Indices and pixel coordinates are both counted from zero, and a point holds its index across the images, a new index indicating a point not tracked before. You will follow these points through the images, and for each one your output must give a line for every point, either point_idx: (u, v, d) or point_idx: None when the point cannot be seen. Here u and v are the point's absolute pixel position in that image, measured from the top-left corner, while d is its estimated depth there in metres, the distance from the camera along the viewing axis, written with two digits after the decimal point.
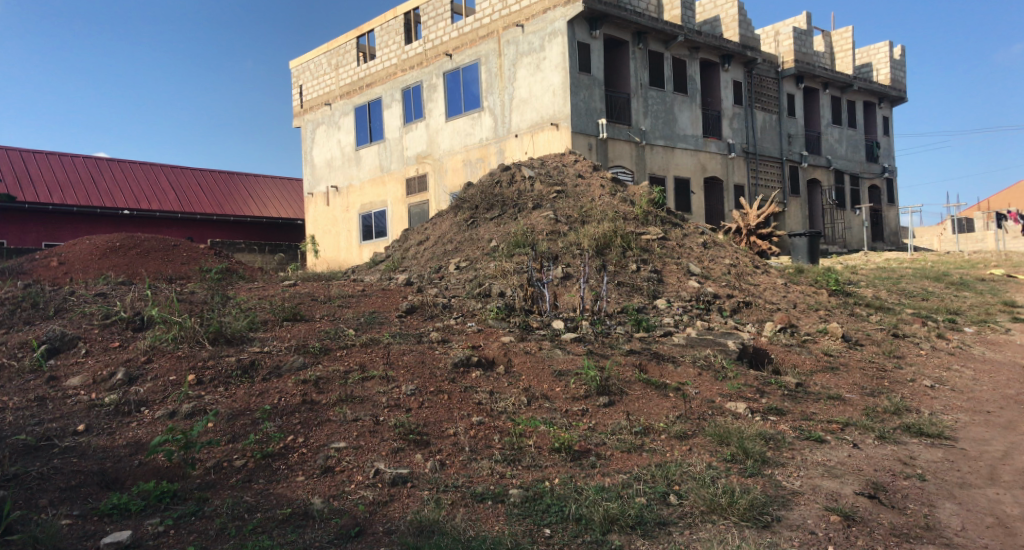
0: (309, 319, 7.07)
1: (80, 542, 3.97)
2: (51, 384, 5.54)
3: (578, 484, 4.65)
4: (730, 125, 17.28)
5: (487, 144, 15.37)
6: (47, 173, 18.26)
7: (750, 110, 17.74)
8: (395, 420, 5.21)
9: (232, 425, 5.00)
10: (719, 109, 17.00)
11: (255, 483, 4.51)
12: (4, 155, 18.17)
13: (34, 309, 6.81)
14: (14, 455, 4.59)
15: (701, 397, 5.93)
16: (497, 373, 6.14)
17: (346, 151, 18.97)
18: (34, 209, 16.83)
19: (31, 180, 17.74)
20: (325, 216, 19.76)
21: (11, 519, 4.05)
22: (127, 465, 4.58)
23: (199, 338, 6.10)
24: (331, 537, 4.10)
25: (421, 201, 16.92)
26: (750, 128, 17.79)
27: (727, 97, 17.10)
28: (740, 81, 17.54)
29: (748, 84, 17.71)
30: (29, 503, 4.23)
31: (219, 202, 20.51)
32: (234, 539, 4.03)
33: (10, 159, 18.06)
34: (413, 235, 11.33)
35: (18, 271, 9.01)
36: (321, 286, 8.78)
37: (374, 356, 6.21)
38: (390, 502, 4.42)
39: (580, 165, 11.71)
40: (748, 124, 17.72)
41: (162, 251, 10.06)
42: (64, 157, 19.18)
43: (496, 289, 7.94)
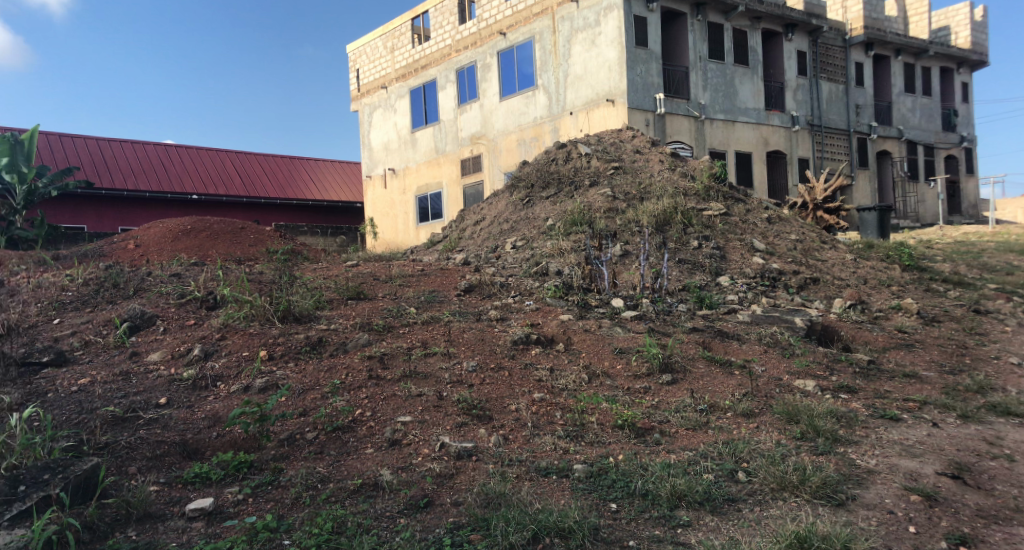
0: (372, 298, 7.24)
1: (168, 508, 4.14)
2: (134, 359, 5.76)
3: (644, 461, 4.64)
4: (794, 97, 16.84)
5: (542, 122, 15.27)
6: (120, 158, 18.88)
7: (815, 81, 17.25)
8: (458, 395, 5.32)
9: (303, 399, 5.15)
10: (781, 81, 16.59)
11: (327, 455, 4.64)
12: (82, 143, 18.83)
13: (116, 288, 7.18)
14: (103, 425, 4.76)
15: (768, 375, 5.84)
16: (557, 350, 6.18)
17: (403, 134, 19.10)
18: (110, 195, 17.54)
19: (106, 165, 18.37)
20: (383, 198, 19.95)
21: (105, 485, 4.22)
22: (207, 437, 4.72)
23: (270, 316, 6.31)
24: (400, 507, 4.19)
25: (475, 181, 16.94)
26: (815, 99, 17.33)
27: (791, 68, 16.67)
28: (805, 51, 17.07)
29: (813, 54, 17.23)
30: (120, 470, 4.41)
31: (282, 185, 20.85)
32: (310, 507, 4.16)
33: (88, 146, 18.73)
34: (471, 215, 11.40)
35: (98, 255, 9.46)
36: (382, 266, 8.91)
37: (435, 333, 6.33)
38: (457, 475, 4.51)
39: (638, 140, 11.55)
40: (813, 95, 17.26)
41: (230, 233, 10.34)
42: (136, 144, 19.80)
43: (554, 268, 7.95)
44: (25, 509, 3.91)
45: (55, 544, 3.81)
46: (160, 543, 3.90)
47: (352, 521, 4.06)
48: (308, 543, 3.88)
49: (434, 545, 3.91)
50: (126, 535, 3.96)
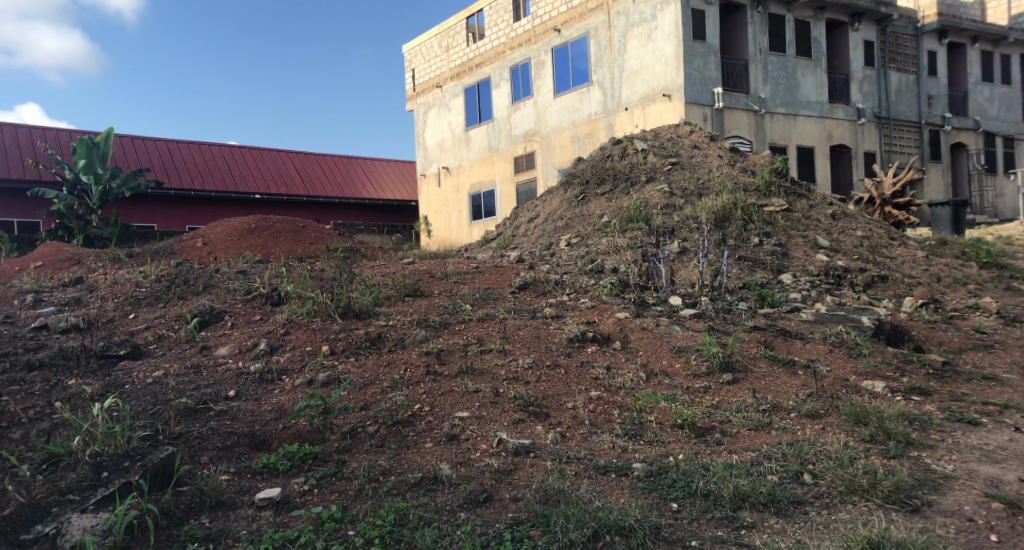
0: (428, 295, 7.31)
1: (238, 497, 4.24)
2: (203, 353, 5.93)
3: (705, 461, 4.58)
4: (860, 89, 16.41)
5: (597, 119, 15.19)
6: (188, 159, 19.49)
7: (883, 72, 16.78)
8: (514, 392, 5.33)
9: (364, 394, 5.23)
10: (847, 72, 16.23)
11: (388, 448, 4.71)
12: (153, 144, 19.51)
13: (186, 285, 7.46)
14: (177, 416, 4.90)
15: (834, 375, 5.71)
16: (613, 348, 6.14)
17: (457, 132, 19.20)
18: (178, 195, 18.12)
19: (174, 165, 18.98)
20: (437, 196, 20.08)
21: (180, 474, 4.35)
22: (273, 428, 4.83)
23: (331, 312, 6.42)
24: (460, 501, 4.22)
25: (528, 178, 16.93)
26: (883, 91, 16.86)
27: (857, 59, 16.29)
28: (873, 41, 16.65)
29: (881, 43, 16.80)
30: (193, 459, 4.53)
31: (340, 184, 21.18)
32: (373, 499, 4.22)
33: (158, 148, 19.41)
34: (525, 212, 11.40)
35: (169, 253, 9.79)
36: (437, 263, 8.98)
37: (491, 330, 6.35)
38: (515, 471, 4.53)
39: (696, 136, 11.40)
40: (881, 87, 16.78)
41: (292, 230, 10.56)
42: (203, 145, 20.41)
43: (610, 265, 7.90)
44: (108, 494, 4.05)
45: (137, 529, 3.94)
46: (232, 530, 3.99)
47: (414, 514, 4.10)
48: (372, 534, 3.92)
49: (495, 540, 3.92)
50: (200, 522, 4.06)
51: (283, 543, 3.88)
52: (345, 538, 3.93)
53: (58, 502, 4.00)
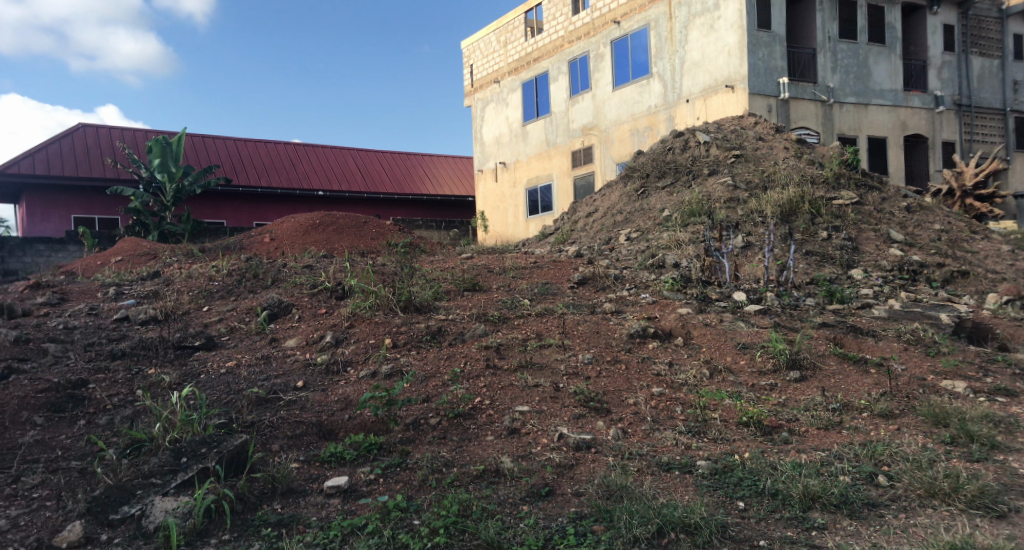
0: (487, 289, 7.33)
1: (307, 484, 4.31)
2: (273, 345, 6.06)
3: (772, 460, 4.47)
4: (938, 76, 15.80)
5: (657, 112, 15.00)
6: (256, 158, 20.03)
7: (963, 57, 16.13)
8: (575, 387, 5.30)
9: (426, 386, 5.28)
10: (924, 58, 15.73)
11: (450, 441, 4.73)
12: (223, 144, 20.13)
13: (256, 279, 7.66)
14: (249, 405, 5.01)
15: (910, 374, 5.52)
16: (675, 344, 6.05)
17: (514, 127, 19.19)
18: (246, 192, 18.61)
19: (243, 164, 19.53)
20: (494, 191, 20.10)
21: (254, 461, 4.44)
22: (340, 418, 4.89)
23: (392, 306, 6.49)
24: (523, 495, 4.22)
25: (586, 172, 16.82)
26: (964, 77, 16.17)
27: (935, 45, 15.78)
28: (952, 25, 16.07)
29: (963, 27, 16.20)
30: (264, 447, 4.62)
31: (401, 181, 21.41)
32: (436, 490, 4.25)
33: (228, 148, 20.02)
34: (583, 207, 11.33)
35: (238, 248, 10.06)
36: (496, 258, 9.00)
37: (550, 325, 6.33)
38: (577, 466, 4.50)
39: (761, 127, 11.16)
40: (961, 73, 16.11)
41: (354, 226, 10.72)
42: (269, 144, 20.95)
43: (671, 260, 7.79)
44: (187, 479, 4.17)
45: (214, 512, 4.04)
46: (302, 517, 4.05)
47: (477, 505, 4.10)
48: (436, 524, 3.94)
49: (559, 533, 3.90)
50: (273, 508, 4.14)
51: (352, 530, 3.93)
52: (410, 527, 3.96)
53: (142, 485, 4.16)
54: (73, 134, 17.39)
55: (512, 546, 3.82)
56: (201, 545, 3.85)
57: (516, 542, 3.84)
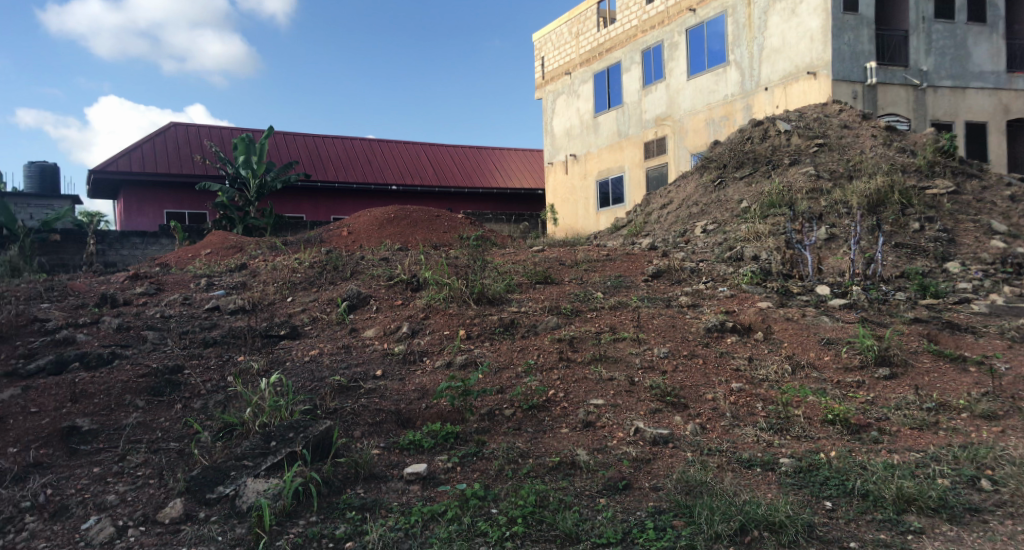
0: (559, 282, 7.26)
1: (387, 470, 4.35)
2: (352, 335, 6.14)
3: (861, 460, 4.27)
4: None
5: (733, 100, 14.64)
6: (332, 154, 20.44)
7: None
8: (650, 381, 5.19)
9: (500, 377, 5.26)
10: None
11: (525, 432, 4.70)
12: (301, 141, 20.63)
13: (335, 271, 7.78)
14: (331, 392, 5.08)
15: (1014, 373, 5.21)
16: (755, 339, 5.86)
17: (585, 119, 19.00)
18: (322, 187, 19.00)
19: (320, 160, 19.96)
20: (565, 184, 19.94)
21: (338, 446, 4.51)
22: (418, 407, 4.91)
23: (466, 298, 6.48)
24: (600, 487, 4.15)
25: (659, 164, 16.53)
26: None
27: None
28: None
29: None
30: (347, 433, 4.67)
31: (472, 175, 21.50)
32: (513, 480, 4.22)
33: (305, 144, 20.50)
34: (657, 198, 11.13)
35: (317, 242, 10.26)
36: (568, 251, 8.92)
37: (624, 318, 6.22)
38: (654, 461, 4.40)
39: (847, 115, 10.73)
40: None
41: (428, 220, 10.80)
42: (345, 140, 21.35)
43: (750, 253, 7.57)
44: (277, 461, 4.25)
45: (302, 494, 4.10)
46: (385, 501, 4.09)
47: (554, 496, 4.06)
48: (514, 514, 3.93)
49: (637, 527, 3.84)
50: (356, 492, 4.18)
51: (431, 517, 3.95)
52: (488, 516, 3.95)
53: (235, 466, 4.26)
54: (165, 133, 18.12)
55: (590, 539, 3.79)
56: (290, 525, 3.92)
57: (595, 535, 3.79)
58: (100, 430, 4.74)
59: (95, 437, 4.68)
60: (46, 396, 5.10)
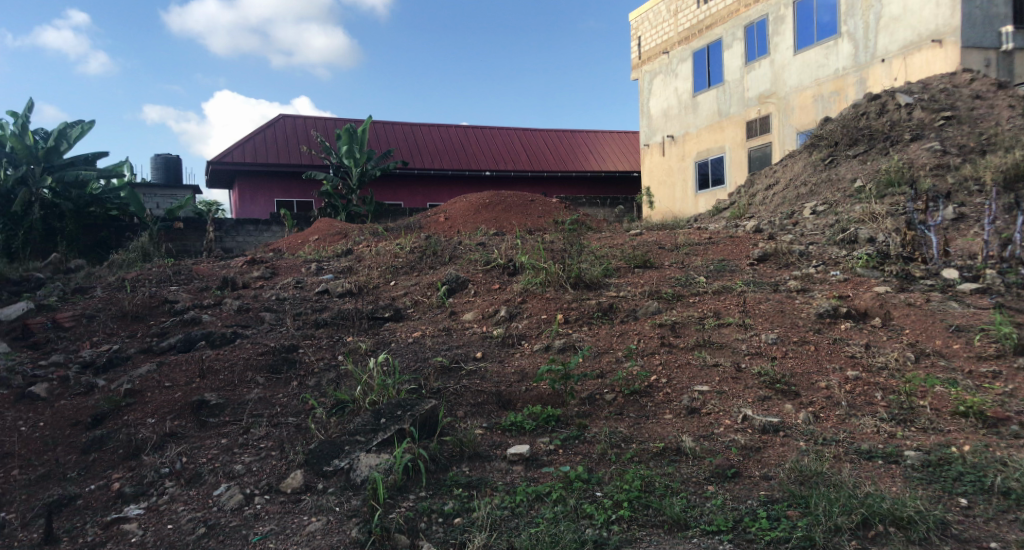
0: (659, 266, 7.12)
1: (491, 450, 4.37)
2: (452, 318, 6.20)
3: (998, 456, 4.00)
4: None
5: (846, 74, 13.98)
6: (428, 142, 20.75)
7: None
8: (759, 368, 5.01)
9: (599, 362, 5.22)
10: None
11: (627, 417, 4.65)
12: (398, 129, 21.02)
13: (434, 255, 7.86)
14: (434, 372, 5.14)
15: None
16: (872, 325, 5.57)
17: (683, 99, 18.51)
18: (418, 175, 19.29)
19: (417, 148, 20.29)
20: (661, 166, 19.51)
21: (444, 425, 4.55)
22: (518, 390, 4.92)
23: (563, 283, 6.44)
24: (707, 474, 4.06)
25: (762, 143, 15.97)
26: None
27: None
28: None
29: None
30: (450, 412, 4.72)
31: (565, 159, 21.37)
32: (616, 465, 4.18)
33: (402, 133, 20.87)
34: (762, 179, 10.76)
35: (417, 227, 10.42)
36: (668, 234, 8.73)
37: (729, 303, 6.04)
38: (764, 449, 4.26)
39: (976, 85, 9.99)
40: None
41: (523, 204, 10.79)
42: (441, 128, 21.64)
43: (866, 235, 7.21)
44: (387, 439, 4.32)
45: (411, 470, 4.16)
46: (489, 480, 4.10)
47: (660, 482, 4.00)
48: (619, 497, 3.88)
49: (749, 516, 3.73)
50: (461, 470, 4.21)
51: (536, 497, 3.94)
52: (593, 499, 3.91)
53: (349, 441, 4.35)
54: (274, 125, 18.84)
55: (700, 526, 3.71)
56: (401, 499, 3.97)
57: (704, 523, 3.72)
58: (227, 404, 4.94)
59: (221, 411, 4.89)
60: (178, 372, 5.42)
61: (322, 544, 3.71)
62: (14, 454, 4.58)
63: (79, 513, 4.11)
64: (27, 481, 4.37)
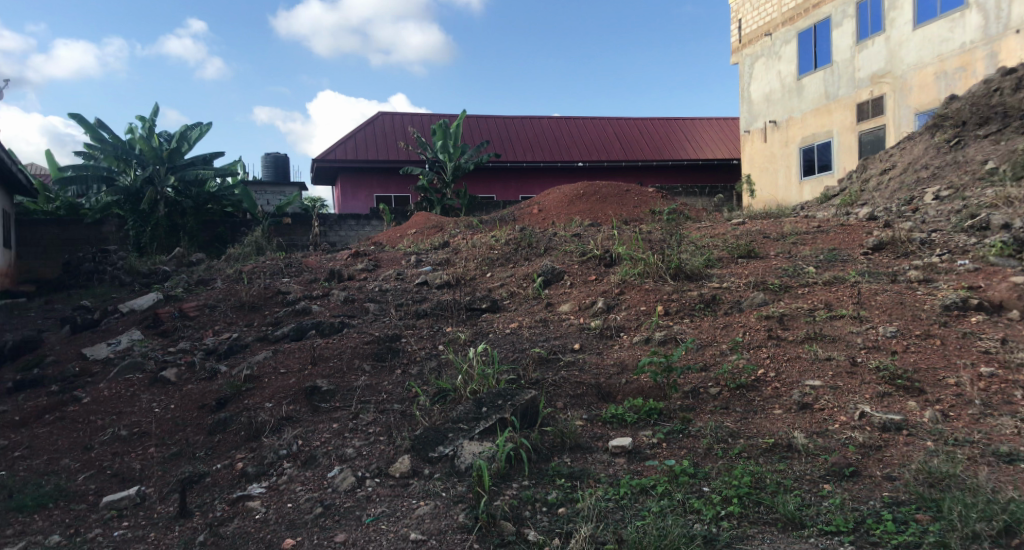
0: (764, 256, 6.87)
1: (593, 442, 4.32)
2: (549, 309, 6.18)
3: None
4: None
5: (971, 49, 13.15)
6: (521, 134, 20.79)
7: None
8: (877, 362, 4.76)
9: (703, 355, 5.09)
10: None
11: (733, 411, 4.51)
12: (491, 123, 21.16)
13: (530, 247, 7.84)
14: (533, 363, 5.12)
15: None
16: (1008, 319, 5.18)
17: (787, 82, 17.82)
18: (511, 168, 19.37)
19: (509, 140, 20.36)
20: (762, 153, 18.87)
21: (544, 416, 4.53)
22: (618, 382, 4.86)
23: (662, 274, 6.30)
24: (823, 473, 3.88)
25: (876, 126, 15.22)
26: None
27: None
28: None
29: None
30: (550, 403, 4.70)
31: (660, 147, 20.98)
32: (724, 459, 4.05)
33: (495, 126, 21.02)
34: (876, 163, 10.23)
35: (511, 220, 10.45)
36: (772, 223, 8.43)
37: (842, 294, 5.77)
38: (886, 448, 4.05)
39: None
40: None
41: (618, 194, 10.64)
42: (534, 120, 21.64)
43: (998, 221, 6.71)
44: (489, 427, 4.34)
45: (514, 459, 4.12)
46: (592, 472, 4.04)
47: (772, 479, 3.85)
48: (729, 493, 3.76)
49: (872, 517, 3.54)
50: (564, 460, 4.17)
51: (641, 490, 3.85)
52: (700, 494, 3.80)
53: (452, 429, 4.38)
54: (374, 122, 19.27)
55: (817, 526, 3.54)
56: (505, 487, 3.94)
57: (822, 522, 3.55)
58: (337, 391, 5.06)
59: (332, 396, 5.02)
60: (291, 359, 5.61)
61: (432, 527, 3.70)
62: (151, 433, 4.90)
63: (208, 490, 4.30)
64: (162, 458, 4.64)
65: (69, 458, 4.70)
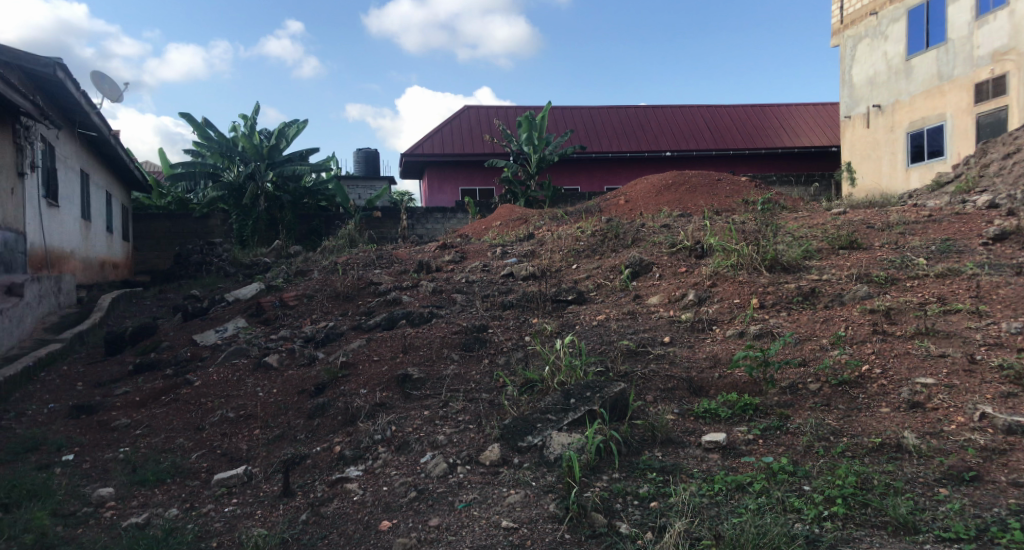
0: (868, 247, 6.51)
1: (686, 437, 4.17)
2: (637, 301, 6.04)
3: None
4: None
5: None
6: (607, 124, 20.54)
7: None
8: (999, 360, 4.41)
9: (802, 350, 4.85)
10: None
11: (836, 408, 4.28)
12: (578, 114, 20.99)
13: (617, 238, 7.67)
14: (621, 355, 5.00)
15: None
16: None
17: (894, 64, 16.94)
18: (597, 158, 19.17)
19: (595, 131, 20.15)
20: (865, 139, 18.01)
21: (634, 408, 4.40)
22: (711, 377, 4.68)
23: (757, 265, 6.05)
24: (939, 476, 3.63)
25: (996, 107, 14.32)
26: None
27: None
28: None
29: None
30: (639, 396, 4.56)
31: (752, 135, 20.34)
32: (827, 458, 3.84)
33: (581, 116, 20.83)
34: (995, 148, 9.57)
35: (597, 211, 10.31)
36: (876, 212, 8.01)
37: (956, 288, 5.39)
38: (1010, 452, 3.74)
39: None
40: None
41: (708, 184, 10.34)
42: (620, 110, 21.36)
43: None
44: (578, 418, 4.26)
45: (604, 451, 4.02)
46: (685, 466, 3.90)
47: (880, 479, 3.62)
48: (834, 493, 3.55)
49: (997, 525, 3.28)
50: (655, 454, 4.04)
51: (738, 487, 3.69)
52: (802, 492, 3.61)
53: (541, 419, 4.31)
54: (460, 116, 19.39)
55: (933, 532, 3.31)
56: (595, 479, 3.83)
57: (939, 528, 3.31)
58: (427, 379, 5.06)
59: (423, 384, 5.03)
60: (383, 347, 5.66)
61: (523, 516, 3.65)
62: (255, 416, 5.02)
63: (309, 471, 4.37)
64: (266, 440, 4.75)
65: (183, 438, 4.86)
